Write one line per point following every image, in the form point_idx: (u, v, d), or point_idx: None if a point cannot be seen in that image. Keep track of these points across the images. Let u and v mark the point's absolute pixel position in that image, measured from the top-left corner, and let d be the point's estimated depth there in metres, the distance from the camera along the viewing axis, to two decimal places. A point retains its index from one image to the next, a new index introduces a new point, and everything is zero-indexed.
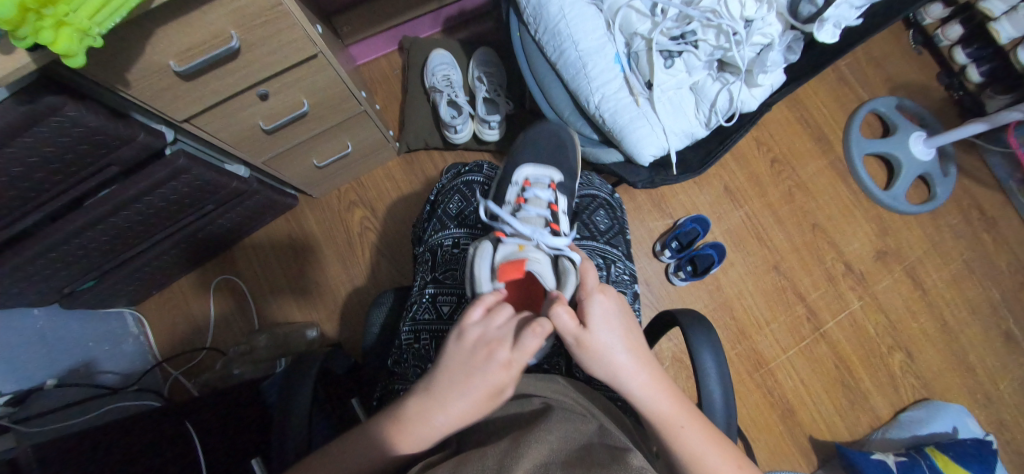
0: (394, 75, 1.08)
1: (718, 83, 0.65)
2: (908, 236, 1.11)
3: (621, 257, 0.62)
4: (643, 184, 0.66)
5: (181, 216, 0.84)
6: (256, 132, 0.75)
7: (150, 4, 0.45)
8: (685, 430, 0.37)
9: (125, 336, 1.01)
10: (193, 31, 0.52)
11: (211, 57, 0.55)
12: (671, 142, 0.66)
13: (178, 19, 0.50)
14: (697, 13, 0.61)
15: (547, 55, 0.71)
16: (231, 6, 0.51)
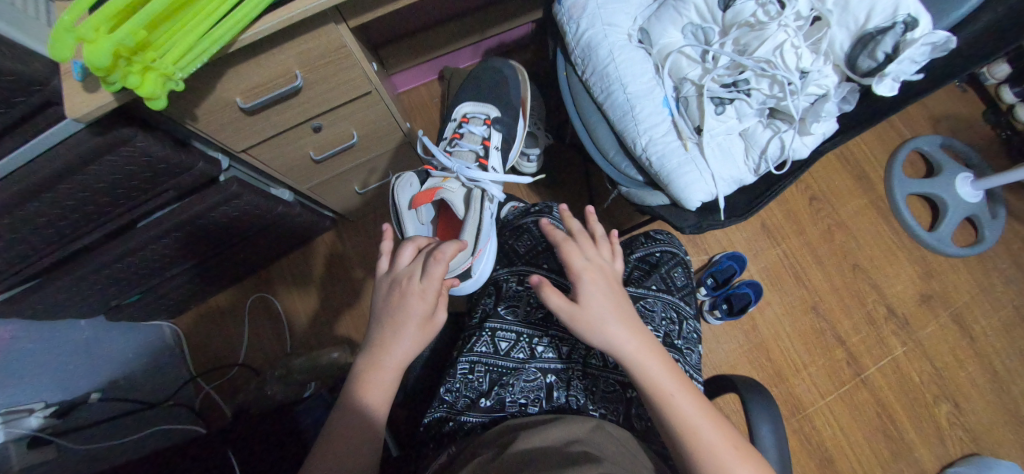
0: (434, 103, 1.11)
1: (769, 130, 0.64)
2: (955, 280, 1.07)
3: (692, 315, 0.64)
4: (691, 229, 0.67)
5: (228, 239, 0.87)
6: (306, 161, 0.77)
7: (227, 49, 0.46)
8: (676, 398, 0.42)
9: (162, 349, 1.01)
10: (262, 71, 0.54)
11: (275, 95, 0.57)
12: (719, 187, 0.65)
13: (248, 61, 0.52)
14: (751, 63, 0.61)
15: (595, 96, 0.73)
16: (298, 48, 0.53)
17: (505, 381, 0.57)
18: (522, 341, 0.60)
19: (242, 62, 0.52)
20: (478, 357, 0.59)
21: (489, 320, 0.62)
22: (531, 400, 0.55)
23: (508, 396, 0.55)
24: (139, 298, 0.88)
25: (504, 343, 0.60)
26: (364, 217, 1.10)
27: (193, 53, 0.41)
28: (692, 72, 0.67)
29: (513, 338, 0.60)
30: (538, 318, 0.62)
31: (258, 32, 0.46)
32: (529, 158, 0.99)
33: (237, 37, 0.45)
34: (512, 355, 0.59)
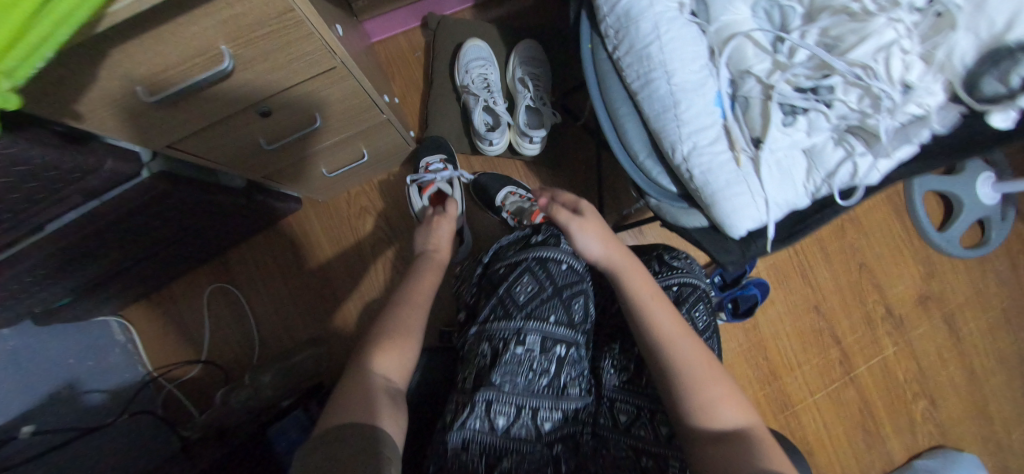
0: (416, 58, 0.91)
1: (841, 150, 0.52)
2: (953, 281, 1.06)
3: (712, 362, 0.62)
4: (734, 265, 0.56)
5: (162, 234, 0.70)
6: (255, 150, 0.60)
7: (94, 29, 0.29)
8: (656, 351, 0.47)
9: (110, 347, 0.89)
10: (170, 51, 0.37)
11: (193, 84, 0.40)
12: (770, 214, 0.55)
13: (143, 37, 0.34)
14: (842, 67, 0.47)
15: (629, 82, 0.57)
16: (219, 17, 0.35)
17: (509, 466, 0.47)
18: (523, 413, 0.50)
19: (133, 40, 0.34)
20: (471, 436, 0.48)
21: (482, 391, 0.49)
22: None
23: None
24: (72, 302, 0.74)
25: (502, 420, 0.48)
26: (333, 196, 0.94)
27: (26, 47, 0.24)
28: (758, 65, 0.52)
29: (513, 411, 0.49)
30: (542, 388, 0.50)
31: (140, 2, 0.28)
32: (531, 139, 0.79)
33: (102, 11, 0.28)
34: (513, 433, 0.49)
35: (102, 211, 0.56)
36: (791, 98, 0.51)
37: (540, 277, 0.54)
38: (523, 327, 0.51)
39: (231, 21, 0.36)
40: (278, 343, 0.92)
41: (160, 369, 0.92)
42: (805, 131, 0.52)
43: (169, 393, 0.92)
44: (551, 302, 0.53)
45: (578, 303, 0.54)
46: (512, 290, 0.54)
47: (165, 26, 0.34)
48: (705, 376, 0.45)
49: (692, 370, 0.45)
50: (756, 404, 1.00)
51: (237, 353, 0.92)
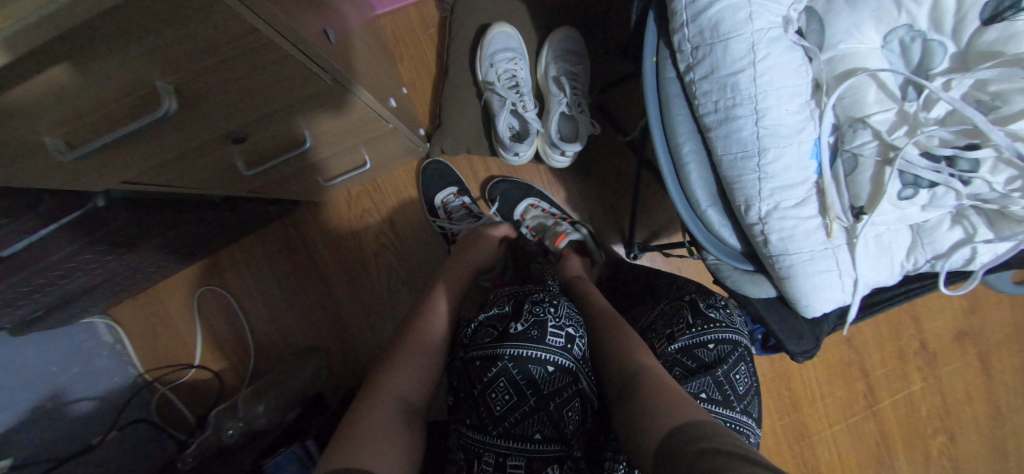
0: (428, 36, 0.76)
1: (962, 230, 0.43)
2: (995, 316, 0.98)
3: (753, 428, 0.52)
4: (804, 353, 0.48)
5: (126, 250, 0.60)
6: (233, 172, 0.48)
7: None
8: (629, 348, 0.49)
9: (98, 350, 0.81)
10: (82, 94, 0.25)
11: (128, 132, 0.28)
12: (856, 296, 0.46)
13: (47, 78, 0.23)
14: (1000, 136, 0.36)
15: (701, 118, 0.46)
16: (158, 46, 0.24)
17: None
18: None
19: (22, 85, 0.23)
20: None
21: None
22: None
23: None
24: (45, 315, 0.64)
25: None
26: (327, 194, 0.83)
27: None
28: (877, 115, 0.41)
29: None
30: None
31: None
32: (562, 152, 0.68)
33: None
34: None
35: None
36: (916, 165, 0.40)
37: (519, 381, 0.43)
38: (501, 448, 0.41)
39: (165, 49, 0.25)
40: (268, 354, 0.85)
41: (152, 372, 0.85)
42: (921, 205, 0.42)
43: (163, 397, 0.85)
44: (537, 417, 0.42)
45: (572, 409, 0.44)
46: (489, 399, 0.43)
47: (59, 66, 0.22)
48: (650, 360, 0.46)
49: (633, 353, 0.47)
50: (772, 435, 0.96)
51: (231, 361, 0.85)
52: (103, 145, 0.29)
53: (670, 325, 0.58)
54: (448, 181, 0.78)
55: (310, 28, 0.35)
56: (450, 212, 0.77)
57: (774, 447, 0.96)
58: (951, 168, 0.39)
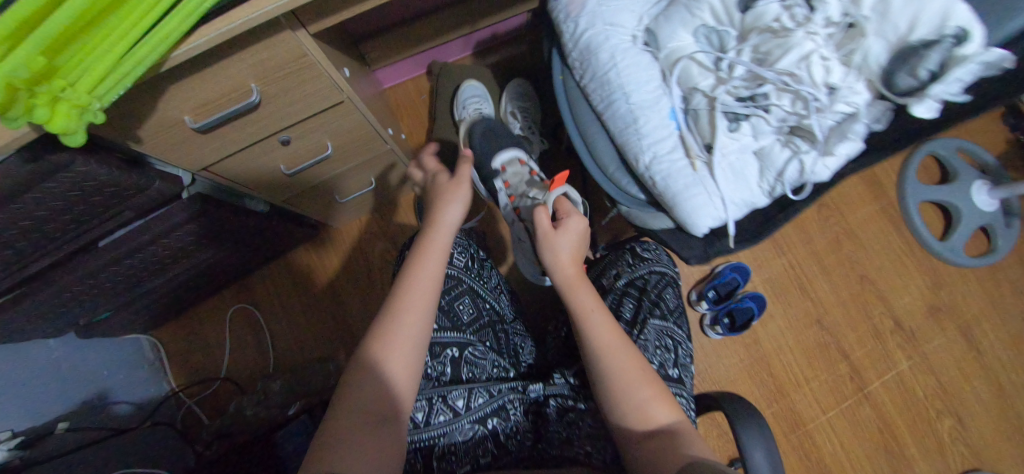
0: (421, 99, 1.03)
1: (788, 149, 0.58)
2: (964, 291, 1.03)
3: (685, 338, 0.64)
4: (697, 260, 0.63)
5: (195, 255, 0.79)
6: (276, 175, 0.70)
7: (158, 68, 0.40)
8: (593, 317, 0.51)
9: (141, 363, 0.97)
10: (208, 87, 0.47)
11: (228, 114, 0.50)
12: (729, 213, 0.60)
13: (197, 75, 0.45)
14: (772, 75, 0.55)
15: (594, 105, 0.66)
16: (254, 59, 0.47)
17: (442, 450, 0.54)
18: (437, 402, 0.55)
19: (184, 78, 0.44)
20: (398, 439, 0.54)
21: None
22: (477, 453, 0.55)
23: (453, 467, 0.53)
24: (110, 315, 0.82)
25: (420, 417, 0.54)
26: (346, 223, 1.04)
27: (115, 74, 0.35)
28: (703, 81, 0.60)
29: (426, 405, 0.55)
30: (445, 385, 0.57)
31: (195, 47, 0.40)
32: None
33: (167, 54, 0.39)
34: (433, 422, 0.54)
35: (146, 224, 0.64)
36: (732, 107, 0.58)
37: None
38: None
39: (256, 62, 0.47)
40: (292, 361, 0.99)
41: (182, 385, 0.99)
42: (751, 136, 0.59)
43: (189, 409, 0.98)
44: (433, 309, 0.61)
45: (461, 303, 0.64)
46: None
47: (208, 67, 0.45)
48: (647, 392, 0.46)
49: (633, 389, 0.46)
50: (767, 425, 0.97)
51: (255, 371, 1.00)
52: (216, 121, 0.50)
53: (616, 267, 0.73)
54: None
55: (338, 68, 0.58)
56: None
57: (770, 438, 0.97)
58: (756, 102, 0.57)
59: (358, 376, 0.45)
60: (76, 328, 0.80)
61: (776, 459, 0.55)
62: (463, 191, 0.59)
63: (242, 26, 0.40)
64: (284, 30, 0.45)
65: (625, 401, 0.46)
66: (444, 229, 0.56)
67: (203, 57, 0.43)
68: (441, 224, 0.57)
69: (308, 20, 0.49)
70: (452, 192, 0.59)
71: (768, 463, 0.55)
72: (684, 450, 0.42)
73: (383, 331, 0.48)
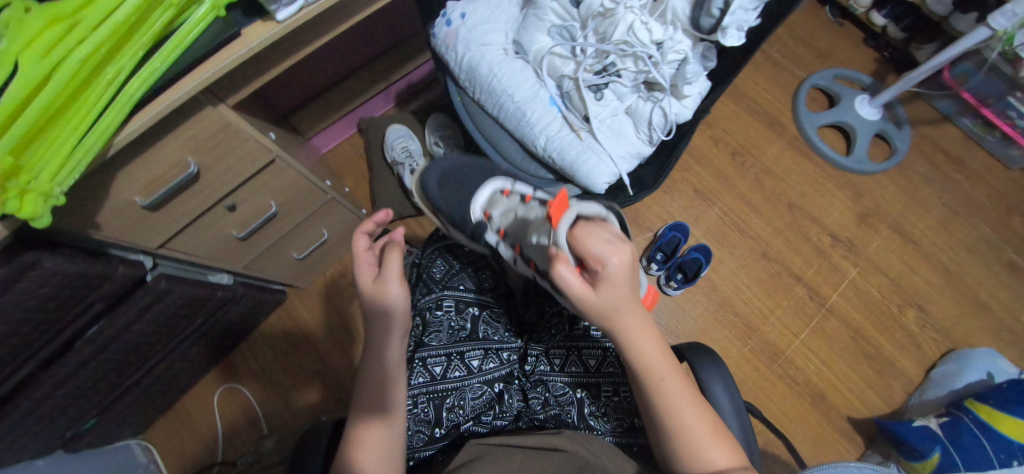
0: (359, 155, 1.14)
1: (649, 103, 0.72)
2: (884, 193, 1.13)
3: None
4: (603, 210, 0.74)
5: (174, 338, 0.84)
6: (231, 241, 0.78)
7: (105, 153, 0.46)
8: (666, 382, 0.45)
9: (136, 467, 0.96)
10: (150, 167, 0.55)
11: (173, 185, 0.58)
12: (620, 165, 0.71)
13: (137, 158, 0.53)
14: (612, 47, 0.69)
15: (489, 111, 0.75)
16: (184, 135, 0.55)
17: (452, 404, 0.61)
18: (454, 360, 0.63)
19: (126, 164, 0.52)
20: (416, 389, 0.61)
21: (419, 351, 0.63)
22: (481, 411, 0.61)
23: (459, 418, 0.60)
24: (95, 423, 0.84)
25: (437, 368, 0.62)
26: (315, 281, 1.11)
27: (69, 162, 0.41)
28: (567, 68, 0.72)
29: (444, 361, 0.63)
30: (462, 339, 0.65)
31: (132, 131, 0.47)
32: None
33: (110, 141, 0.46)
34: (450, 376, 0.62)
35: (117, 312, 0.69)
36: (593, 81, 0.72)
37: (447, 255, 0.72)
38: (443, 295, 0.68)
39: (188, 138, 0.56)
40: (290, 424, 1.02)
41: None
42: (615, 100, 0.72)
43: None
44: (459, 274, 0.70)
45: (482, 274, 0.72)
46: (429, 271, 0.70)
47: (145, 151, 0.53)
48: (709, 445, 0.45)
49: (697, 446, 0.44)
50: (746, 361, 1.03)
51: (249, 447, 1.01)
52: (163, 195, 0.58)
53: None
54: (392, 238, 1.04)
55: (263, 133, 0.67)
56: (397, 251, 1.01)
57: (754, 372, 1.02)
58: (609, 72, 0.71)
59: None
60: (63, 443, 0.82)
61: (736, 394, 0.55)
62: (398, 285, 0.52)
63: (168, 108, 0.48)
64: (206, 106, 0.54)
65: (687, 460, 0.45)
66: (391, 335, 0.53)
67: (139, 141, 0.52)
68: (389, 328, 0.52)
69: (226, 95, 0.58)
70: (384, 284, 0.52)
71: (728, 399, 0.54)
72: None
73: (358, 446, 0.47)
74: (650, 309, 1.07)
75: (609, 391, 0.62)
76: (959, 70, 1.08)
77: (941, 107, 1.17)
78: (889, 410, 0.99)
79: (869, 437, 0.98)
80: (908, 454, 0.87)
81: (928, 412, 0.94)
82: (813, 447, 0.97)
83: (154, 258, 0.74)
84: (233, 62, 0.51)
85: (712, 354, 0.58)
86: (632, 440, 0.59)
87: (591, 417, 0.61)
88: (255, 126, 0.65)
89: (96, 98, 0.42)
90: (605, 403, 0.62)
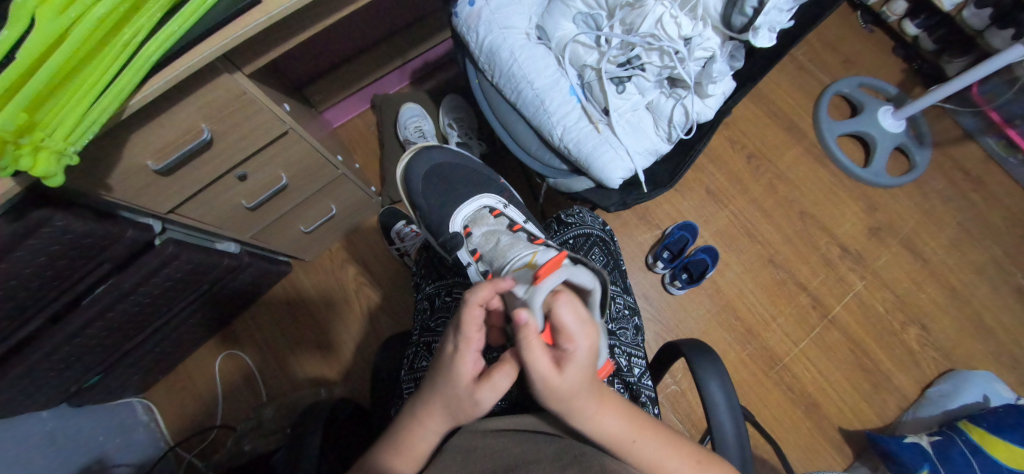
0: (370, 131, 1.13)
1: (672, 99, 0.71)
2: (898, 208, 1.11)
3: (622, 292, 0.71)
4: (616, 206, 0.73)
5: (178, 302, 0.84)
6: (240, 210, 0.77)
7: (120, 115, 0.46)
8: (637, 442, 0.43)
9: (136, 426, 0.99)
10: (163, 132, 0.55)
11: (185, 151, 0.57)
12: (636, 161, 0.70)
13: (151, 122, 0.52)
14: (639, 39, 0.67)
15: (506, 97, 0.73)
16: (199, 102, 0.54)
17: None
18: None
19: (140, 127, 0.52)
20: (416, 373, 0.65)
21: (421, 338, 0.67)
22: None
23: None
24: (99, 380, 0.86)
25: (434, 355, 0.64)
26: (319, 256, 1.11)
27: (84, 123, 0.41)
28: (590, 58, 0.71)
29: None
30: None
31: (148, 94, 0.46)
32: None
33: (126, 103, 0.45)
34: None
35: (124, 274, 0.70)
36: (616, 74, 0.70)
37: None
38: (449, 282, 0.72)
39: (202, 104, 0.55)
40: (288, 394, 1.04)
41: (178, 440, 1.01)
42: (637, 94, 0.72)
43: (190, 464, 1.00)
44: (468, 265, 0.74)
45: None
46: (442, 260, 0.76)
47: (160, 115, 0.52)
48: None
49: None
50: (743, 366, 1.03)
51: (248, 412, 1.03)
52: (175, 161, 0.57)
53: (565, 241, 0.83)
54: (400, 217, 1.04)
55: (278, 103, 0.66)
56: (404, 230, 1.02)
57: (750, 377, 1.02)
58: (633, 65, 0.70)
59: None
60: (67, 397, 0.83)
61: (731, 394, 0.56)
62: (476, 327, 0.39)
63: (184, 72, 0.47)
64: (223, 74, 0.53)
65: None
66: (446, 380, 0.40)
67: (153, 105, 0.51)
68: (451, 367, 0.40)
69: (243, 63, 0.57)
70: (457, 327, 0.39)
71: (724, 401, 0.55)
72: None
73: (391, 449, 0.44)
74: (652, 307, 1.07)
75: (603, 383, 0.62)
76: (989, 87, 1.10)
77: (965, 124, 1.15)
78: (881, 425, 1.00)
79: (858, 449, 0.98)
80: (896, 469, 0.88)
81: (920, 430, 0.95)
82: (803, 454, 0.98)
83: (163, 222, 0.74)
84: (252, 30, 0.50)
85: (709, 351, 0.59)
86: None
87: None
88: (270, 95, 0.64)
89: (112, 59, 0.42)
90: None
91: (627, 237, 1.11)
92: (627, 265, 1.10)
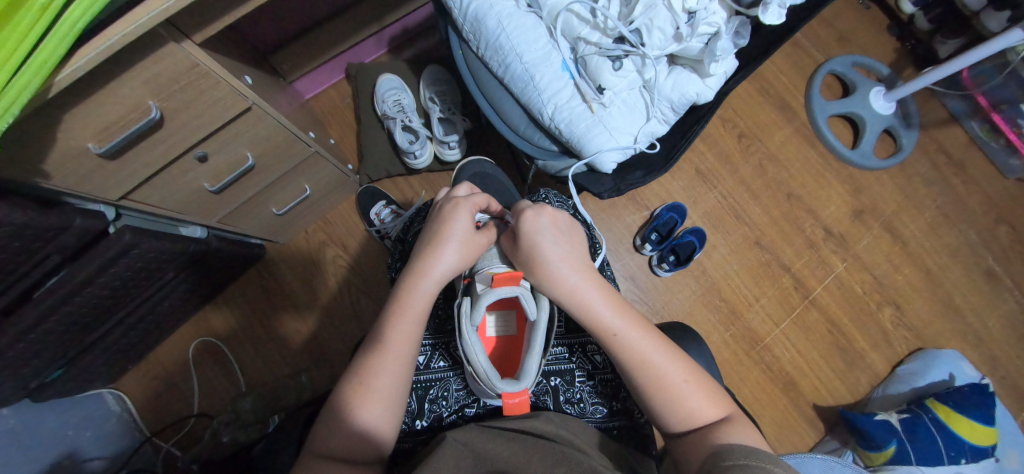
0: (345, 104, 1.05)
1: (671, 78, 0.66)
2: (882, 191, 1.12)
3: None
4: (609, 193, 0.69)
5: (140, 292, 0.78)
6: (202, 194, 0.71)
7: (48, 92, 0.39)
8: (656, 364, 0.47)
9: (106, 418, 0.94)
10: (109, 110, 0.48)
11: (133, 131, 0.50)
12: (628, 143, 0.67)
13: (91, 98, 0.46)
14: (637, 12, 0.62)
15: (493, 71, 0.67)
16: (145, 75, 0.48)
17: (435, 395, 0.58)
18: (440, 349, 0.61)
19: (76, 105, 0.45)
20: None
21: None
22: (465, 403, 0.58)
23: (442, 410, 0.57)
24: (61, 374, 0.80)
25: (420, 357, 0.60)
26: (294, 237, 1.06)
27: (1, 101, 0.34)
28: (584, 31, 0.65)
29: (429, 349, 0.61)
30: (445, 325, 0.63)
31: (78, 67, 0.39)
32: (449, 145, 0.95)
33: (52, 78, 0.38)
34: (434, 365, 0.60)
35: (76, 265, 0.63)
36: (611, 49, 0.64)
37: None
38: None
39: (151, 80, 0.49)
40: (265, 381, 1.00)
41: (154, 430, 0.97)
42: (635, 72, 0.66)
43: (167, 453, 0.96)
44: None
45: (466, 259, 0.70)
46: None
47: (99, 92, 0.46)
48: (690, 394, 0.46)
49: (673, 396, 0.46)
50: (726, 346, 1.05)
51: (224, 399, 0.99)
52: (121, 143, 0.51)
53: None
54: (380, 199, 1.00)
55: (239, 75, 0.59)
56: (383, 212, 0.98)
57: (733, 357, 1.04)
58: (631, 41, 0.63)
59: (331, 422, 0.45)
60: (27, 393, 0.78)
61: (716, 379, 0.56)
62: (459, 227, 0.53)
63: (119, 43, 0.40)
64: (169, 42, 0.46)
65: (666, 411, 0.46)
66: (439, 247, 0.52)
67: (90, 80, 0.44)
68: (423, 275, 0.51)
69: (192, 29, 0.50)
70: (450, 213, 0.54)
71: None
72: (720, 433, 0.43)
73: (358, 378, 0.47)
74: (638, 289, 1.07)
75: (584, 376, 0.60)
76: (978, 70, 1.09)
77: (952, 108, 1.14)
78: (853, 401, 1.03)
79: (830, 423, 1.02)
80: (865, 444, 0.91)
81: (889, 406, 0.99)
82: (779, 430, 1.01)
83: (117, 208, 0.67)
84: None
85: (696, 337, 0.59)
86: (612, 424, 0.57)
87: (567, 404, 0.58)
88: (228, 67, 0.57)
89: (29, 27, 0.35)
90: (583, 388, 0.59)
91: (615, 218, 1.09)
92: (615, 246, 1.08)
